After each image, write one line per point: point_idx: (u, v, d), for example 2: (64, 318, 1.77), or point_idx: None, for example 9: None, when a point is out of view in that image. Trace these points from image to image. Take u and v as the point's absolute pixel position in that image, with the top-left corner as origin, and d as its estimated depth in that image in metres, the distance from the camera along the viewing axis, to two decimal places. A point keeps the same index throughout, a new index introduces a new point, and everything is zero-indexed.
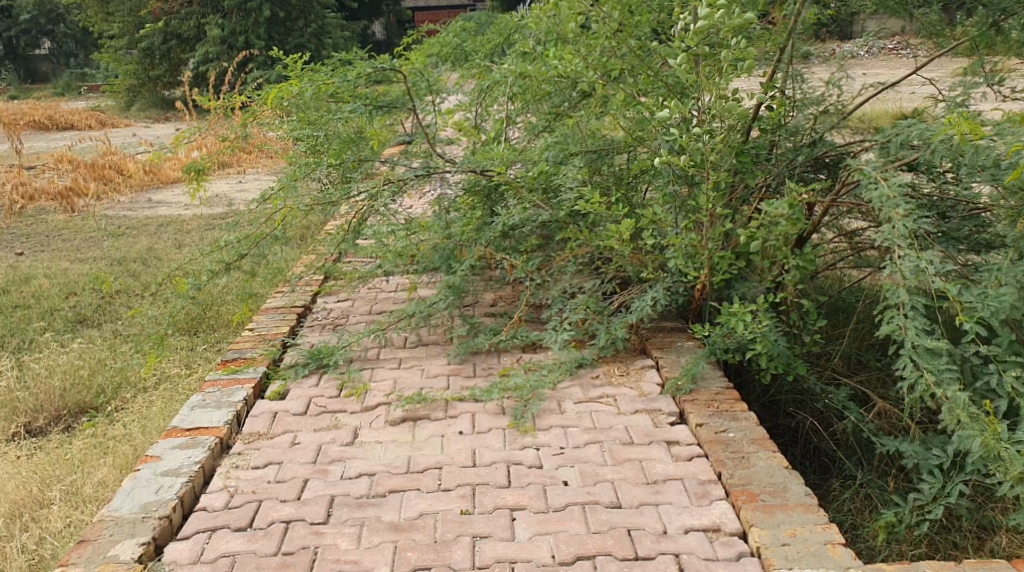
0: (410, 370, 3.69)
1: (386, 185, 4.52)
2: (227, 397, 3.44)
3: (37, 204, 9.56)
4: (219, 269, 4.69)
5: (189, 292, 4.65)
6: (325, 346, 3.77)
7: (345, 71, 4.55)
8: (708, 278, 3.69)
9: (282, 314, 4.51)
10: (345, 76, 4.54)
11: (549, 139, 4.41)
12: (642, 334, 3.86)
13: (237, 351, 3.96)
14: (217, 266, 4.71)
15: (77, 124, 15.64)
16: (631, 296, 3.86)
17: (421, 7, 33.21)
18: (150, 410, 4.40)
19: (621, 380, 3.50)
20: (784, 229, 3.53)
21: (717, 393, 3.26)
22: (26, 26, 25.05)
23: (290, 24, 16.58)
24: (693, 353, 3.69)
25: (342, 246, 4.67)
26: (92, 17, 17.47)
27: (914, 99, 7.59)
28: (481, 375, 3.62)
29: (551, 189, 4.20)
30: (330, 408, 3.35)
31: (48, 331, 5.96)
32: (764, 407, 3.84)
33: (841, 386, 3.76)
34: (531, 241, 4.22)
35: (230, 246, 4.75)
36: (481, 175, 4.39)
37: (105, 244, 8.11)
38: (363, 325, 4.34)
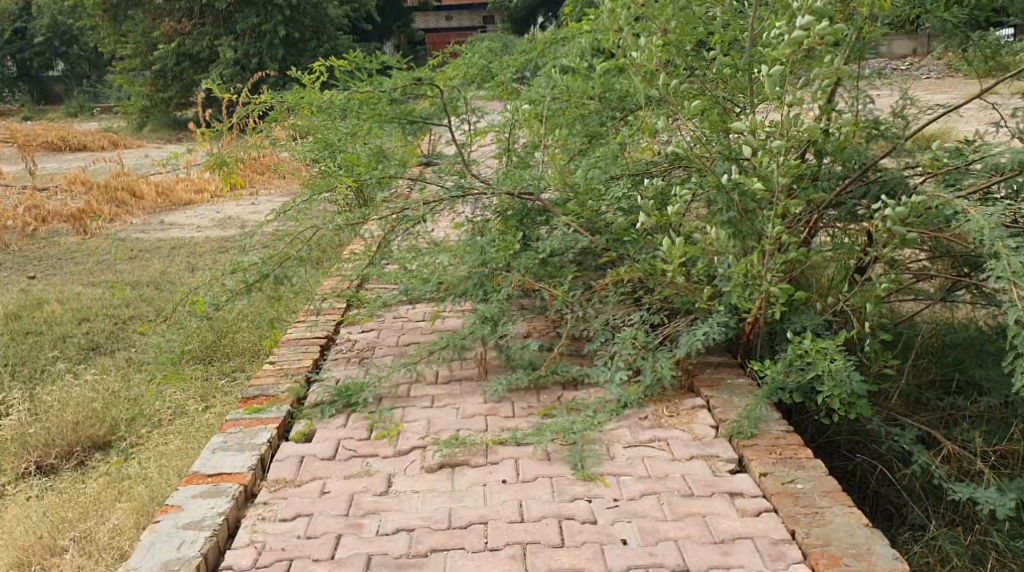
0: (444, 408, 3.46)
1: (417, 208, 4.31)
2: (251, 439, 3.23)
3: (49, 226, 9.39)
4: (241, 289, 4.50)
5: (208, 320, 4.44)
6: (354, 382, 3.55)
7: (380, 82, 4.34)
8: (763, 310, 3.47)
9: (305, 345, 4.29)
10: (380, 85, 4.33)
11: (588, 161, 4.21)
12: (690, 369, 3.64)
13: (260, 387, 3.74)
14: (238, 285, 4.53)
15: (90, 145, 15.53)
16: (678, 329, 3.63)
17: (432, 29, 33.28)
18: (167, 445, 4.18)
19: (672, 422, 3.26)
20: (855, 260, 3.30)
21: (779, 438, 3.03)
22: (40, 49, 25.05)
23: (303, 45, 16.55)
24: (746, 392, 3.46)
25: (367, 271, 4.45)
26: (106, 38, 17.40)
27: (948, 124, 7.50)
28: (521, 414, 3.40)
29: (591, 214, 3.98)
30: (361, 452, 3.13)
31: (60, 360, 5.75)
32: (820, 449, 3.60)
33: (903, 427, 3.53)
34: (569, 269, 4.00)
35: (253, 266, 4.58)
36: (516, 200, 4.18)
37: (118, 267, 7.93)
38: (391, 357, 4.12)
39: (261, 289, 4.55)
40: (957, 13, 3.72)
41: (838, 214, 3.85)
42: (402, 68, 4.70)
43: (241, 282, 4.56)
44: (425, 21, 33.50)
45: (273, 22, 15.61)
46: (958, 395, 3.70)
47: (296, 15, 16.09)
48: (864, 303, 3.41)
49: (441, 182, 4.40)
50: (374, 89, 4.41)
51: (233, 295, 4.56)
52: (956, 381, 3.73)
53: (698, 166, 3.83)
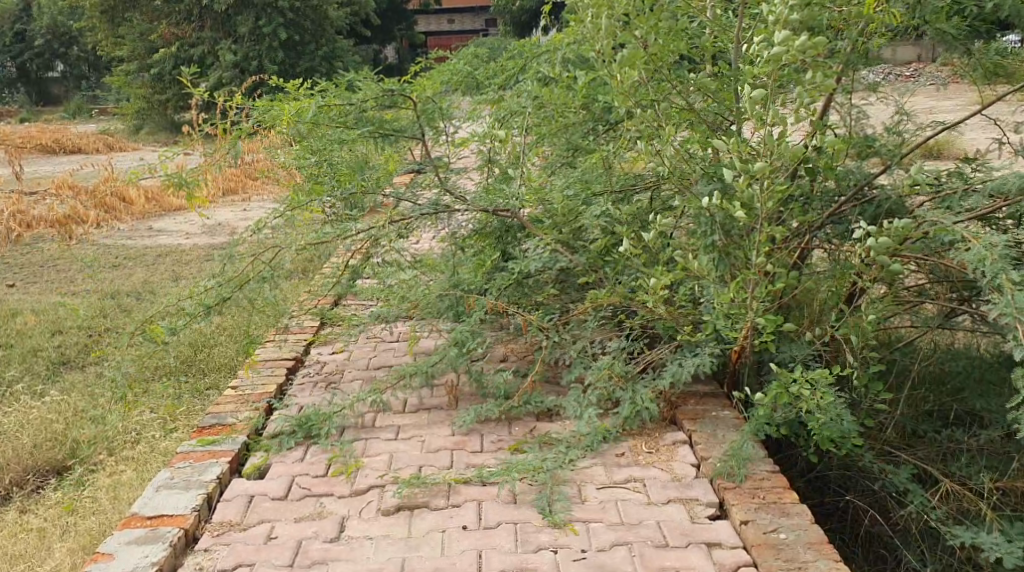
0: (409, 441, 3.25)
1: (390, 224, 4.10)
2: (199, 475, 3.03)
3: (34, 232, 9.17)
4: (199, 312, 4.37)
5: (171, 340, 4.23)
6: (315, 412, 3.34)
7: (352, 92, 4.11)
8: (749, 339, 3.26)
9: (271, 368, 4.08)
10: (352, 96, 4.09)
11: (570, 176, 4.00)
12: (672, 400, 3.43)
13: (217, 416, 3.54)
14: (195, 307, 4.38)
15: (83, 148, 15.34)
16: (660, 357, 3.43)
17: (434, 33, 33.08)
18: (124, 472, 3.97)
19: (650, 459, 3.06)
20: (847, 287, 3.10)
21: (763, 480, 2.83)
22: (38, 50, 24.84)
23: (301, 49, 16.33)
24: (732, 426, 3.25)
25: (339, 290, 4.24)
26: (103, 40, 17.21)
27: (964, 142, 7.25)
28: (490, 449, 3.19)
29: (573, 234, 3.78)
30: (315, 490, 2.93)
31: (29, 375, 5.55)
32: (809, 485, 3.40)
33: (898, 463, 3.32)
34: (548, 291, 3.79)
35: (211, 289, 4.42)
36: (493, 216, 3.97)
37: (100, 276, 7.72)
38: (360, 382, 3.90)
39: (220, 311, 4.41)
40: (960, 24, 3.50)
41: (830, 235, 3.64)
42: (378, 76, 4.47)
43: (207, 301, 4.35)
44: (428, 24, 33.27)
45: (272, 25, 15.37)
46: (957, 428, 3.49)
47: (295, 19, 15.85)
48: (856, 331, 3.20)
49: (416, 196, 4.19)
50: (347, 99, 4.20)
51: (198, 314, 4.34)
52: (955, 412, 3.52)
53: (684, 183, 3.62)
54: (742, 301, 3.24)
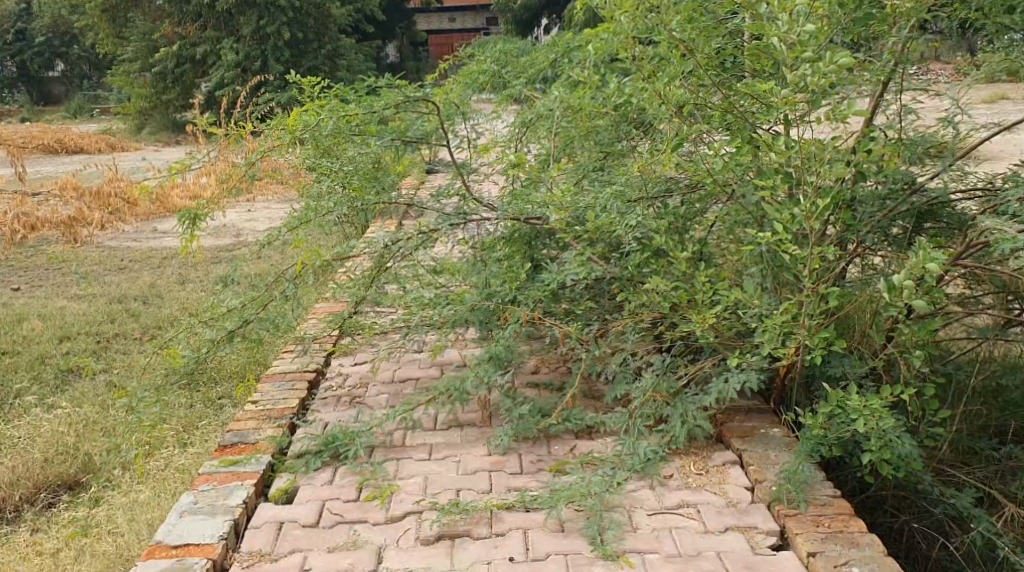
0: (444, 462, 3.09)
1: (414, 233, 3.92)
2: (224, 499, 2.87)
3: (38, 234, 8.97)
4: (221, 339, 4.19)
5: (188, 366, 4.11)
6: (343, 431, 3.17)
7: (370, 102, 3.88)
8: (800, 354, 3.09)
9: (292, 381, 3.91)
10: (370, 105, 3.86)
11: (604, 180, 3.80)
12: (718, 417, 3.26)
13: (239, 434, 3.37)
14: (219, 333, 4.21)
15: (87, 149, 15.15)
16: (705, 372, 3.25)
17: (437, 31, 32.84)
18: (139, 491, 3.79)
19: (700, 483, 2.91)
20: (905, 301, 2.93)
21: (824, 506, 2.72)
22: (40, 48, 24.58)
23: (305, 47, 16.08)
24: (783, 445, 3.08)
25: (362, 300, 4.06)
26: (106, 38, 17.01)
27: (992, 142, 7.04)
28: (529, 470, 3.02)
29: (609, 243, 3.59)
30: (348, 517, 2.77)
31: (37, 385, 5.36)
32: (863, 506, 3.23)
33: (957, 483, 3.16)
34: (583, 301, 3.61)
35: (234, 312, 4.24)
36: (523, 224, 3.77)
37: (107, 280, 7.52)
38: (386, 397, 3.73)
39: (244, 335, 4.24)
40: (1021, 19, 3.29)
41: (879, 241, 3.46)
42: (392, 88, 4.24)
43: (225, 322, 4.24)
44: (430, 22, 33.03)
45: (276, 24, 15.11)
46: (1016, 444, 3.32)
47: (299, 17, 15.60)
48: (915, 347, 3.02)
49: (440, 202, 3.99)
50: (366, 103, 3.98)
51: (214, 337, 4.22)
52: (1014, 427, 3.35)
53: (726, 190, 3.43)
54: (794, 315, 3.06)
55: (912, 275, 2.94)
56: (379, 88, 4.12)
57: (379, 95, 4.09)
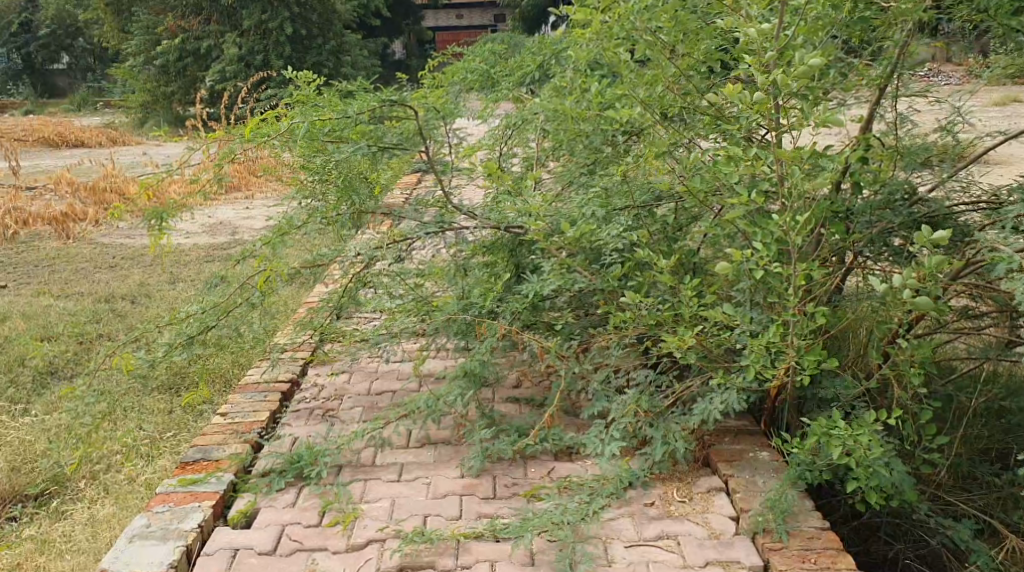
0: (413, 484, 2.94)
1: (391, 241, 3.76)
2: (179, 522, 2.73)
3: (31, 229, 8.55)
4: (179, 343, 3.79)
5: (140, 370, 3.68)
6: (309, 449, 3.03)
7: (345, 106, 3.72)
8: (790, 376, 2.93)
9: (264, 392, 3.76)
10: (345, 109, 3.70)
11: (590, 187, 3.63)
12: (704, 438, 3.11)
13: (202, 449, 3.23)
14: (176, 337, 3.82)
15: (87, 143, 14.97)
16: (691, 392, 3.09)
17: (444, 27, 32.64)
18: (103, 506, 3.62)
19: (681, 511, 2.76)
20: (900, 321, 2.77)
21: (811, 539, 2.58)
22: (45, 41, 24.39)
23: (308, 43, 15.90)
24: (772, 470, 2.92)
25: (339, 309, 3.91)
26: (108, 31, 16.84)
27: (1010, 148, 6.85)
28: (502, 495, 2.87)
29: (593, 254, 3.43)
30: (308, 544, 2.64)
31: (12, 389, 4.87)
32: (855, 533, 3.07)
33: (954, 511, 2.99)
34: (565, 314, 3.45)
35: (193, 316, 3.86)
36: (504, 233, 3.61)
37: (96, 276, 7.06)
38: (361, 411, 3.58)
39: (204, 341, 3.87)
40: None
41: (878, 253, 3.24)
42: (372, 90, 4.09)
43: (181, 328, 3.84)
44: (437, 18, 32.83)
45: (277, 19, 14.97)
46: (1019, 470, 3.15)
47: (301, 12, 15.45)
48: (911, 369, 2.85)
49: (419, 208, 3.83)
50: (344, 105, 3.82)
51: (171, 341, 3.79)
52: (1017, 451, 3.18)
53: (715, 200, 3.27)
54: (783, 335, 2.90)
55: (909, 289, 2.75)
56: (357, 91, 3.96)
57: (356, 98, 3.93)
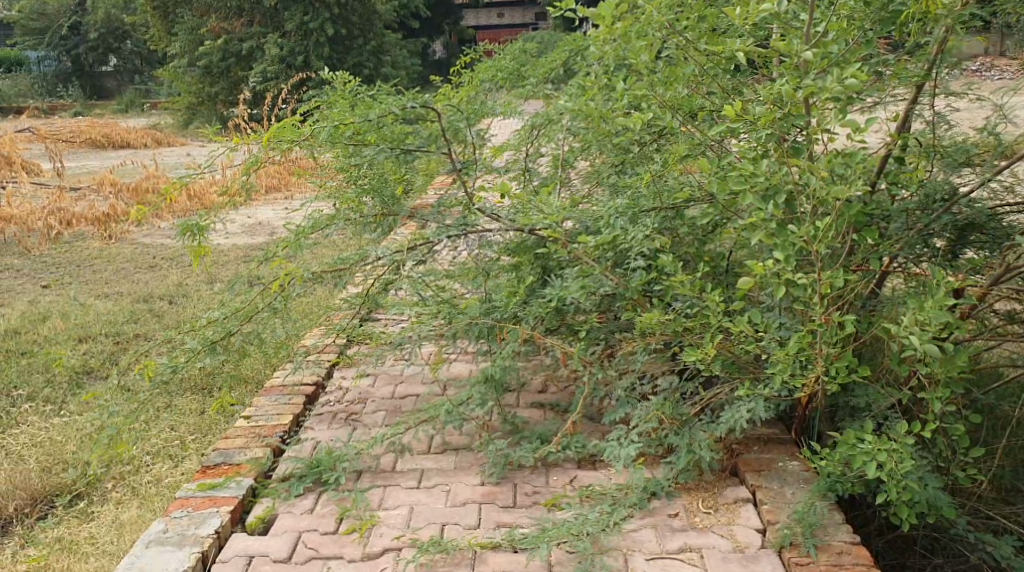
0: (433, 490, 2.91)
1: (416, 243, 3.71)
2: (196, 527, 2.72)
3: (75, 231, 8.51)
4: (201, 348, 3.76)
5: (161, 376, 3.72)
6: (328, 455, 3.01)
7: (368, 108, 3.68)
8: (820, 384, 2.84)
9: (288, 395, 3.73)
10: (368, 112, 3.66)
11: (617, 189, 3.56)
12: (732, 447, 3.02)
13: (223, 453, 3.21)
14: (199, 342, 3.79)
15: (132, 144, 15.13)
16: (719, 399, 3.01)
17: (486, 27, 32.60)
18: (128, 508, 3.58)
19: (705, 523, 2.69)
20: (936, 329, 2.67)
21: (840, 554, 2.51)
22: (94, 44, 24.78)
23: (349, 44, 15.94)
24: (802, 481, 2.84)
25: (363, 312, 3.86)
26: (153, 34, 17.04)
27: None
28: (523, 504, 2.83)
29: (619, 258, 3.35)
30: (323, 553, 2.63)
31: (48, 388, 4.71)
32: (889, 547, 2.97)
33: (995, 526, 2.87)
34: (590, 318, 3.38)
35: (215, 322, 3.84)
36: (529, 235, 3.55)
37: (136, 276, 6.99)
38: (384, 415, 3.54)
39: (227, 347, 3.83)
40: None
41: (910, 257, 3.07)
42: (397, 92, 4.04)
43: (204, 333, 3.85)
44: (479, 18, 32.81)
45: (318, 20, 15.02)
46: None
47: (341, 13, 15.49)
48: (947, 378, 2.74)
49: (443, 210, 3.79)
50: (367, 107, 3.77)
51: (192, 346, 3.80)
52: None
53: (745, 202, 3.17)
54: (812, 342, 2.81)
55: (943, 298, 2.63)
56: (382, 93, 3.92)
57: (381, 100, 3.89)
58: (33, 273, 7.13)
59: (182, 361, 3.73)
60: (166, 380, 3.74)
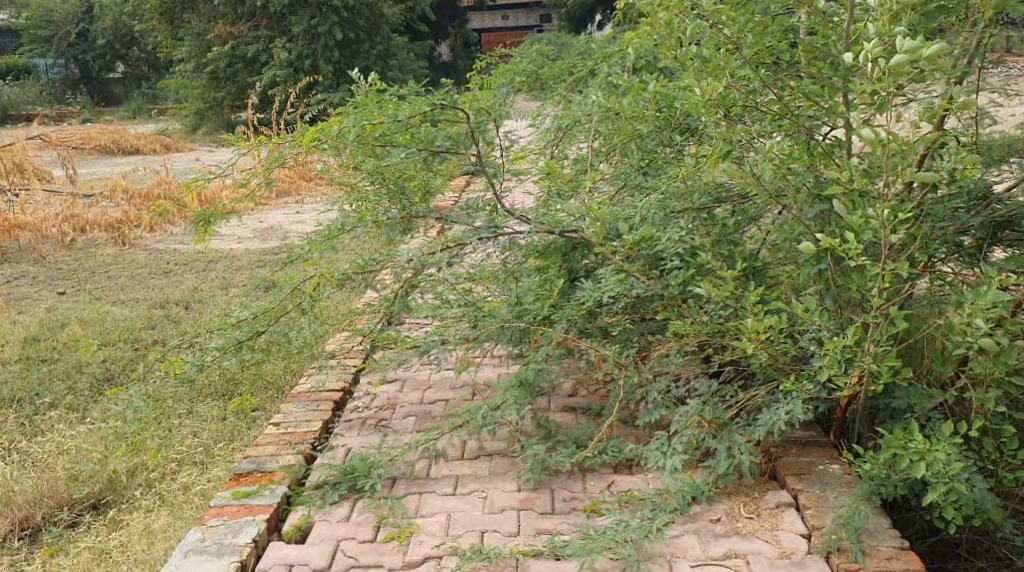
0: (470, 497, 2.90)
1: (445, 246, 3.66)
2: (233, 537, 2.72)
3: (88, 238, 8.43)
4: (229, 347, 3.71)
5: (187, 376, 3.67)
6: (362, 462, 3.00)
7: (396, 109, 3.64)
8: (862, 386, 2.81)
9: (316, 401, 3.70)
10: (396, 113, 3.61)
11: (647, 191, 3.52)
12: (771, 451, 3.01)
13: (255, 461, 3.19)
14: (225, 341, 3.75)
15: (142, 149, 15.08)
16: (757, 401, 2.98)
17: (491, 30, 32.56)
18: (158, 516, 3.51)
19: (751, 530, 2.69)
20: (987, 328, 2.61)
21: (890, 560, 2.50)
22: (101, 52, 24.76)
23: (356, 47, 15.92)
24: (844, 485, 2.83)
25: (389, 316, 3.82)
26: (161, 40, 16.99)
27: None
28: (561, 510, 2.83)
29: (652, 260, 3.31)
30: (363, 562, 2.63)
31: (70, 395, 4.60)
32: (932, 549, 2.94)
33: None
34: (622, 321, 3.34)
35: (244, 321, 3.80)
36: (559, 237, 3.51)
37: (151, 282, 6.93)
38: (414, 421, 3.52)
39: (253, 347, 3.79)
40: None
41: (946, 255, 3.03)
42: (422, 94, 3.99)
43: (232, 332, 3.80)
44: (484, 21, 32.79)
45: (326, 24, 14.97)
46: None
47: (350, 17, 15.44)
48: (992, 379, 2.71)
49: (470, 213, 3.75)
50: (394, 107, 3.73)
51: (218, 345, 3.75)
52: None
53: (780, 202, 3.13)
54: (854, 343, 2.77)
55: (990, 296, 2.59)
56: (408, 94, 3.87)
57: (406, 101, 3.85)
58: (49, 281, 7.09)
59: (208, 359, 3.68)
60: (193, 379, 3.69)
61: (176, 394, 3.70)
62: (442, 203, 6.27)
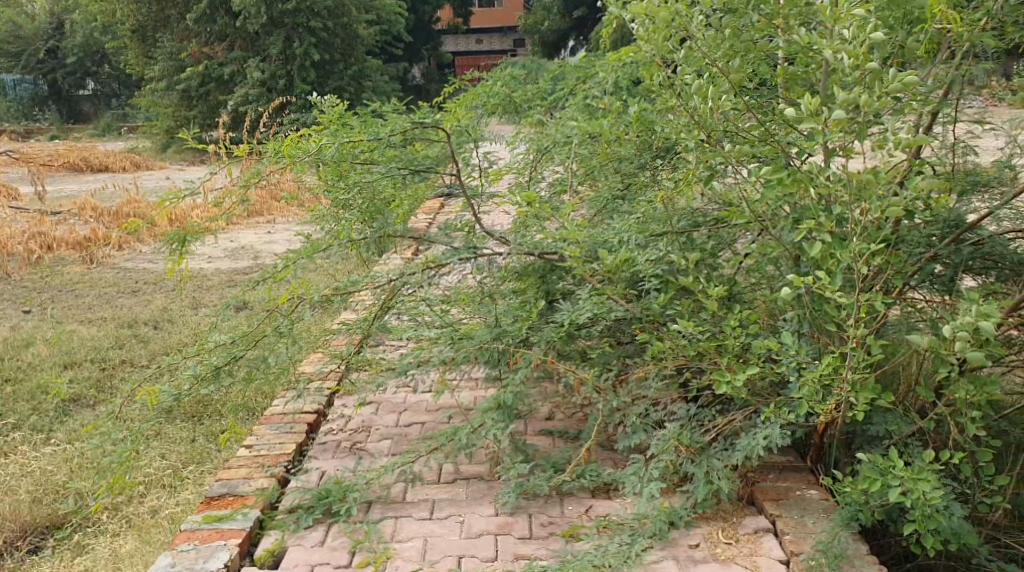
0: (446, 522, 2.89)
1: (425, 268, 3.62)
2: (204, 563, 2.68)
3: (55, 255, 8.26)
4: (204, 373, 3.64)
5: (167, 404, 3.60)
6: (337, 486, 2.97)
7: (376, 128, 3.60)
8: (841, 411, 2.81)
9: (290, 423, 3.64)
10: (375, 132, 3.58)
11: (626, 215, 3.52)
12: (749, 476, 3.02)
13: (227, 484, 3.13)
14: (202, 367, 3.68)
15: (111, 167, 14.89)
16: (735, 426, 2.98)
17: (464, 53, 32.62)
18: (125, 540, 3.41)
19: (729, 556, 2.69)
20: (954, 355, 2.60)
21: None
22: (71, 68, 24.49)
23: (330, 68, 15.82)
24: (822, 510, 2.84)
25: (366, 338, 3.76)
26: (132, 57, 16.83)
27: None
28: (539, 535, 2.82)
29: (632, 283, 3.29)
30: None
31: (35, 415, 4.48)
32: None
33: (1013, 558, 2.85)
34: (601, 345, 3.32)
35: (222, 346, 3.72)
36: (538, 259, 3.47)
37: (119, 301, 6.82)
38: (390, 444, 3.49)
39: (231, 373, 3.71)
40: None
41: (922, 281, 3.04)
42: (400, 113, 3.98)
43: (210, 358, 3.72)
44: (457, 45, 32.86)
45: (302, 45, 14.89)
46: None
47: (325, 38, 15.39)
48: (968, 406, 2.71)
49: (448, 233, 3.73)
50: (373, 127, 3.69)
51: (197, 373, 3.68)
52: None
53: (761, 227, 3.13)
54: (833, 369, 2.78)
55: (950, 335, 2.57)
56: (387, 113, 3.86)
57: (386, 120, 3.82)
58: (15, 301, 6.93)
59: (187, 389, 3.62)
60: (174, 410, 3.62)
61: (148, 417, 3.63)
62: (416, 225, 6.22)
